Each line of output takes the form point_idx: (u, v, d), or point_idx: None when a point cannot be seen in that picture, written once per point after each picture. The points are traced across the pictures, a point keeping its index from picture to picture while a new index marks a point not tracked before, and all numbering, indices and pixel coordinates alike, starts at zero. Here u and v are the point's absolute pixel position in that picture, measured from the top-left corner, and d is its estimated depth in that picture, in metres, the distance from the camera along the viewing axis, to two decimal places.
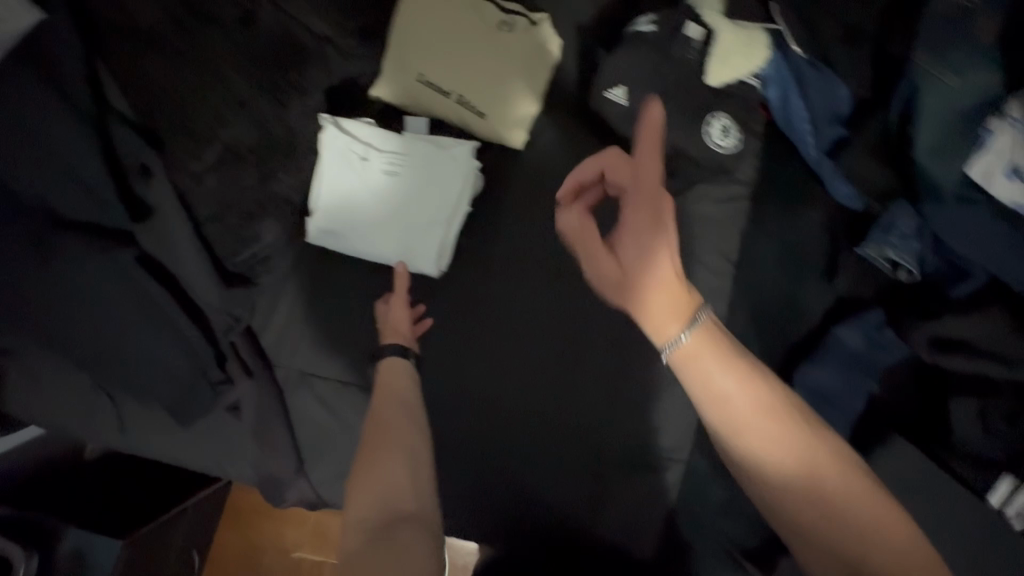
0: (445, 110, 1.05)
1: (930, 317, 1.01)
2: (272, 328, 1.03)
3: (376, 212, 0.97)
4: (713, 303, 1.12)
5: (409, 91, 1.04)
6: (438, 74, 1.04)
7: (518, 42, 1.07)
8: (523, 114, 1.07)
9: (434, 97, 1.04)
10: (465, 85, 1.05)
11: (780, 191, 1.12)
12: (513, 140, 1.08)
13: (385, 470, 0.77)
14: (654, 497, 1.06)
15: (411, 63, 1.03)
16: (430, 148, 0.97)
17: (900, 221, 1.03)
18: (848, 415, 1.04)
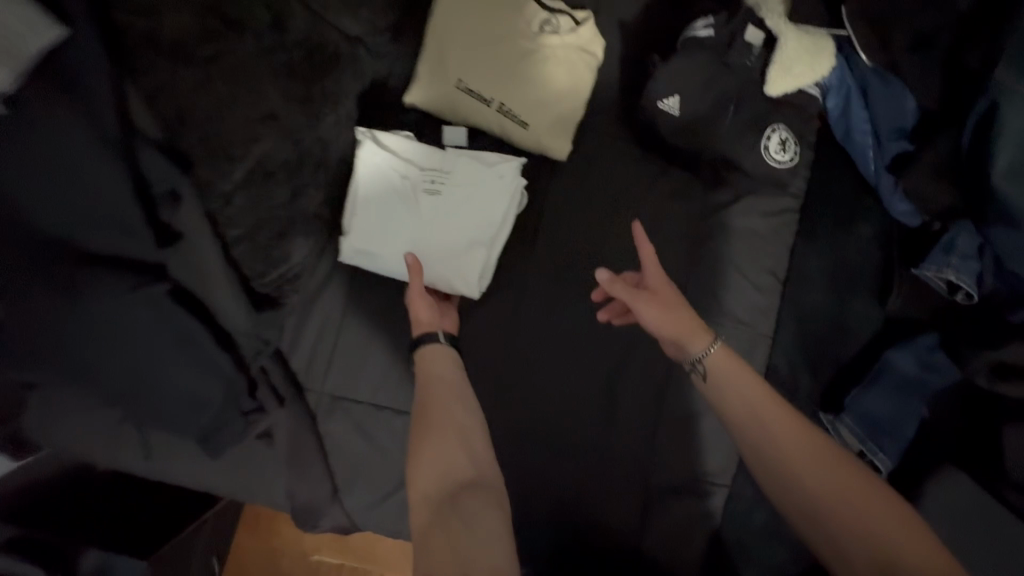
0: (484, 119, 0.98)
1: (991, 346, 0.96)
2: (305, 349, 0.99)
3: (413, 231, 0.91)
4: (761, 321, 1.07)
5: (447, 97, 0.97)
6: (478, 80, 0.97)
7: (565, 46, 0.99)
8: (567, 123, 1.00)
9: (474, 105, 0.97)
10: (506, 92, 0.98)
11: (830, 206, 1.09)
12: (556, 150, 1.00)
13: (439, 445, 0.75)
14: (699, 521, 1.03)
15: (450, 68, 0.97)
16: (475, 163, 0.93)
17: (961, 242, 0.98)
18: (899, 440, 1.01)
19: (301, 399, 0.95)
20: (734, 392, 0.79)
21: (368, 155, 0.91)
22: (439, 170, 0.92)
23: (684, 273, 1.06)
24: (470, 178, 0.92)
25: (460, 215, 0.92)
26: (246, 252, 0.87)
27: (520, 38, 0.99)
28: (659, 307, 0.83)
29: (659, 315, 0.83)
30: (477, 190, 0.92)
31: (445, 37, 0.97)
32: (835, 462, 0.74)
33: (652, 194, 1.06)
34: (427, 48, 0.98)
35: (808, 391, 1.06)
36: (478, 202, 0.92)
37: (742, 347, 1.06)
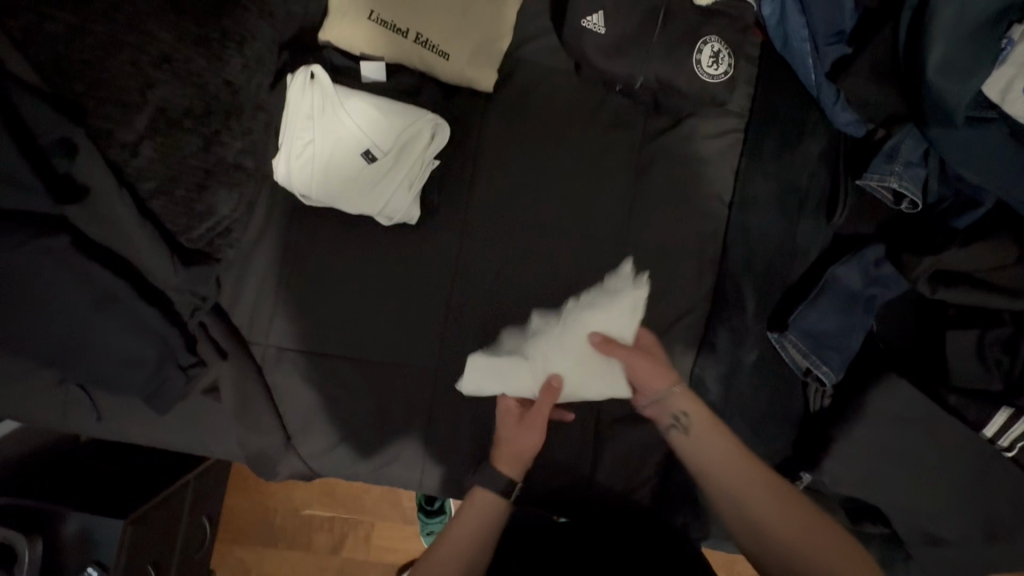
0: (404, 52, 0.94)
1: (932, 251, 0.94)
2: (246, 305, 0.99)
3: (536, 373, 0.93)
4: (705, 246, 1.08)
5: (361, 32, 0.93)
6: (393, 9, 0.93)
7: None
8: (493, 50, 0.96)
9: (389, 38, 0.93)
10: (423, 21, 0.93)
11: (771, 122, 1.06)
12: (481, 81, 0.96)
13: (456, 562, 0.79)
14: (653, 449, 1.06)
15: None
16: (394, 107, 0.92)
17: (904, 147, 0.96)
18: (846, 355, 1.00)
19: (244, 350, 0.96)
20: (712, 445, 0.86)
21: (296, 89, 0.90)
22: (356, 108, 0.91)
23: (625, 205, 1.06)
24: (385, 122, 0.92)
25: (372, 157, 0.92)
26: (164, 205, 0.85)
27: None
28: (654, 371, 0.91)
29: (663, 379, 0.90)
30: (390, 135, 0.92)
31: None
32: (798, 510, 0.81)
33: (587, 124, 1.06)
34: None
35: (754, 312, 1.06)
36: (389, 148, 0.92)
37: (687, 272, 1.07)
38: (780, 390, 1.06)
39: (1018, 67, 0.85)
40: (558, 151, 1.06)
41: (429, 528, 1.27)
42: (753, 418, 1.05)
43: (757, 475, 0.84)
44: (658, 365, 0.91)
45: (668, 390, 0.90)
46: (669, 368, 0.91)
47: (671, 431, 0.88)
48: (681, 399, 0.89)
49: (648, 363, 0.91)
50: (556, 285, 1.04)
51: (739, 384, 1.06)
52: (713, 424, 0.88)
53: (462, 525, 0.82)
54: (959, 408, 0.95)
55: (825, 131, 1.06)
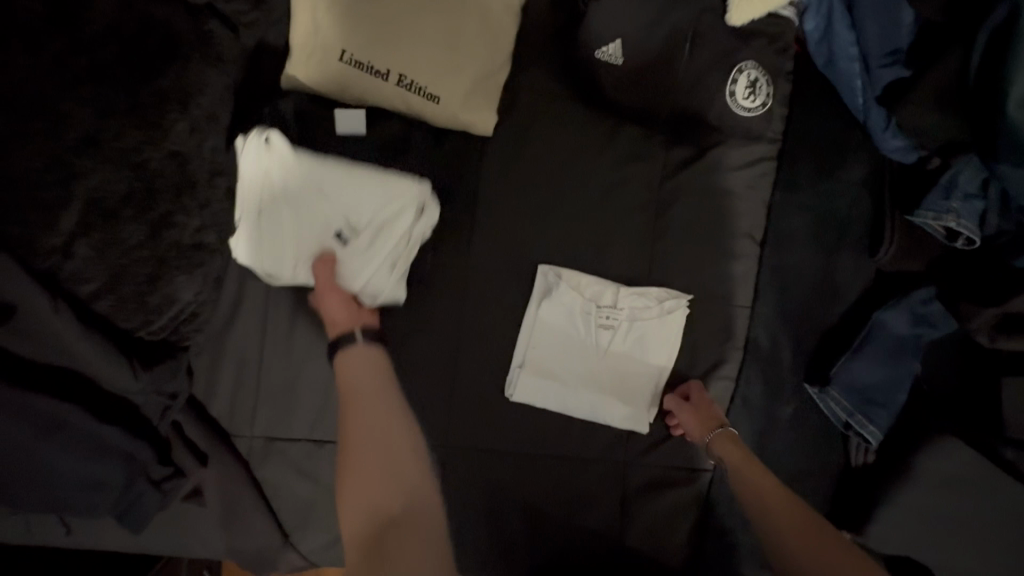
0: (385, 97, 0.80)
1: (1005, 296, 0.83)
2: (222, 392, 0.87)
3: (585, 407, 0.93)
4: (737, 292, 0.96)
5: (332, 78, 0.79)
6: (366, 47, 0.78)
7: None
8: (491, 89, 0.83)
9: (366, 81, 0.79)
10: (405, 58, 0.79)
11: (807, 148, 0.94)
12: (478, 124, 0.83)
13: (372, 492, 0.66)
14: (686, 514, 0.97)
15: (331, 38, 0.77)
16: (371, 179, 0.78)
17: (963, 178, 0.84)
18: (893, 409, 0.92)
19: (225, 450, 0.85)
20: (739, 470, 0.87)
21: (245, 155, 0.76)
22: (322, 179, 0.77)
23: (645, 249, 0.94)
24: (360, 198, 0.78)
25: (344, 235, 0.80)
26: (114, 305, 0.75)
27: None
28: (696, 420, 0.91)
29: (700, 427, 0.91)
30: (367, 208, 0.79)
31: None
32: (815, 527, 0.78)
33: (600, 159, 0.93)
34: (297, 8, 0.77)
35: (791, 362, 0.96)
36: (365, 226, 0.80)
37: (717, 321, 0.96)
38: (818, 442, 0.97)
39: None
40: (568, 188, 0.92)
41: None
42: (791, 474, 0.96)
43: (777, 489, 0.84)
44: (705, 412, 0.92)
45: (705, 437, 0.90)
46: (717, 411, 0.92)
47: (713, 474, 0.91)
48: (723, 446, 0.89)
49: (696, 413, 0.92)
50: (571, 346, 0.93)
51: (775, 439, 0.96)
52: (748, 458, 0.88)
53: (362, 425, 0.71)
54: (1016, 462, 0.87)
55: (869, 156, 0.94)
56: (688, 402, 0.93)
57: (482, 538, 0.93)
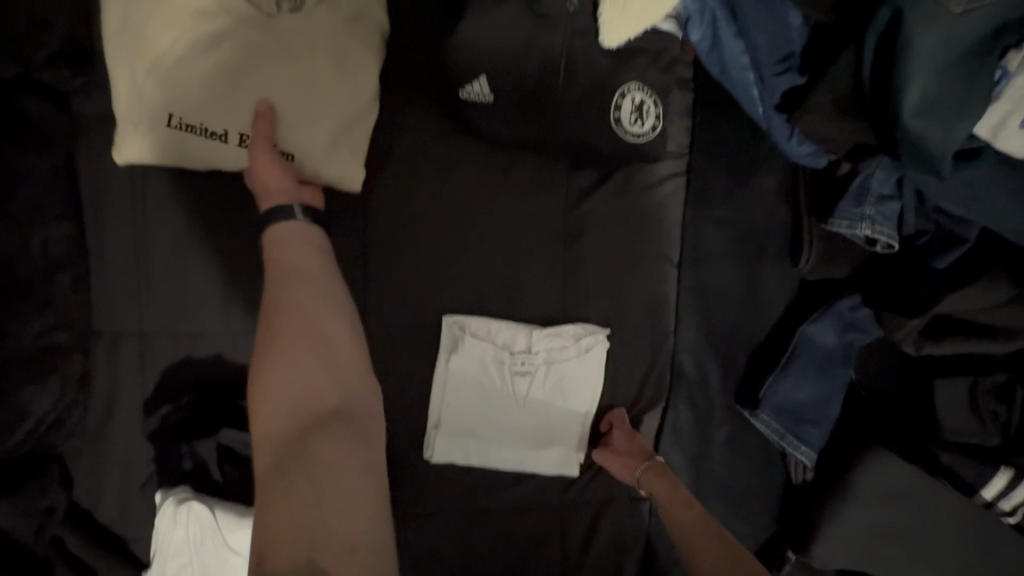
0: (228, 160, 0.72)
1: (934, 299, 0.80)
2: (110, 499, 0.79)
3: (509, 461, 0.88)
4: (658, 317, 0.92)
5: (163, 144, 0.69)
6: (202, 108, 0.69)
7: (320, 26, 0.72)
8: (356, 133, 0.75)
9: (203, 144, 0.70)
10: (246, 116, 0.70)
11: (718, 161, 0.89)
12: (345, 177, 0.75)
13: (298, 315, 0.64)
14: (632, 549, 0.93)
15: (154, 101, 0.68)
16: None
17: (874, 181, 0.80)
18: (825, 426, 0.89)
19: (119, 559, 0.77)
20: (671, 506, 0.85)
21: (162, 524, 0.68)
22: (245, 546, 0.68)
23: (558, 283, 0.89)
24: None
25: None
26: None
27: (248, 27, 0.69)
28: (616, 459, 0.88)
29: (625, 468, 0.88)
30: None
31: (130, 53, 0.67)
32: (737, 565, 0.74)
33: (498, 193, 0.86)
34: (112, 71, 0.67)
35: (721, 382, 0.92)
36: None
37: (640, 350, 0.92)
38: (759, 459, 0.94)
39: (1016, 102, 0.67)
40: (467, 227, 0.86)
41: None
42: (732, 495, 0.93)
43: (701, 520, 0.82)
44: (628, 449, 0.89)
45: (633, 477, 0.88)
46: (641, 445, 0.89)
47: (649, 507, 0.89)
48: (654, 483, 0.87)
49: (618, 453, 0.89)
50: (488, 398, 0.87)
51: (712, 462, 0.93)
52: (676, 492, 0.86)
53: (293, 256, 0.66)
54: (955, 468, 0.85)
55: (782, 162, 0.88)
56: (609, 442, 0.90)
57: None
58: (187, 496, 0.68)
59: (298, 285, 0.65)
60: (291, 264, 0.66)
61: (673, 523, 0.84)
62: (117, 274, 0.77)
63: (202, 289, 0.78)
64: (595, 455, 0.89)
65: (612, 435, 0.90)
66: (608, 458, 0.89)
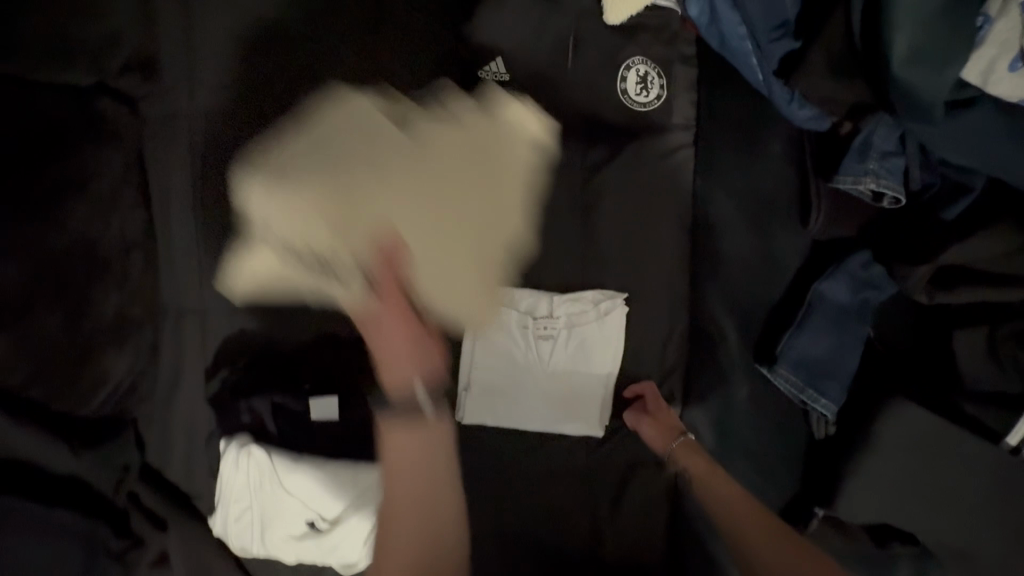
0: (314, 288, 0.78)
1: (945, 246, 0.82)
2: (176, 458, 0.87)
3: (537, 419, 0.93)
4: (674, 283, 0.96)
5: (280, 270, 0.78)
6: (314, 245, 0.74)
7: (466, 160, 0.78)
8: (481, 262, 0.79)
9: (314, 280, 0.76)
10: (356, 259, 0.74)
11: (725, 131, 0.93)
12: (465, 314, 0.80)
13: (416, 519, 0.66)
14: (660, 510, 0.96)
15: (276, 241, 0.76)
16: (339, 472, 0.78)
17: (877, 137, 0.83)
18: (844, 379, 0.91)
19: (183, 514, 0.85)
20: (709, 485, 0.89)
21: (227, 467, 0.76)
22: (297, 485, 0.76)
23: (576, 253, 0.94)
24: (327, 496, 0.77)
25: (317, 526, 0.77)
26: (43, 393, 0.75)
27: (384, 143, 0.75)
28: (654, 428, 0.92)
29: (662, 437, 0.92)
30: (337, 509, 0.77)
31: (260, 181, 0.74)
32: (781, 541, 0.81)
33: None
34: (247, 198, 0.74)
35: (738, 344, 0.96)
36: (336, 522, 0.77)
37: (658, 315, 0.96)
38: (780, 419, 0.96)
39: (999, 45, 0.71)
40: None
41: None
42: (754, 454, 0.96)
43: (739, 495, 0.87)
44: (663, 422, 0.92)
45: (668, 449, 0.91)
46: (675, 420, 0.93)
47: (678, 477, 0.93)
48: (694, 461, 0.90)
49: (652, 425, 0.92)
50: (514, 356, 0.93)
51: (734, 423, 0.96)
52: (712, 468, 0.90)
53: (383, 351, 0.71)
54: (980, 418, 0.86)
55: (785, 129, 0.93)
56: (647, 415, 0.93)
57: None
58: (246, 441, 0.76)
59: (433, 498, 0.67)
60: (385, 357, 0.71)
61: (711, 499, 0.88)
62: (180, 255, 0.86)
63: None
64: (631, 421, 0.93)
65: (650, 405, 0.94)
66: (647, 430, 0.92)
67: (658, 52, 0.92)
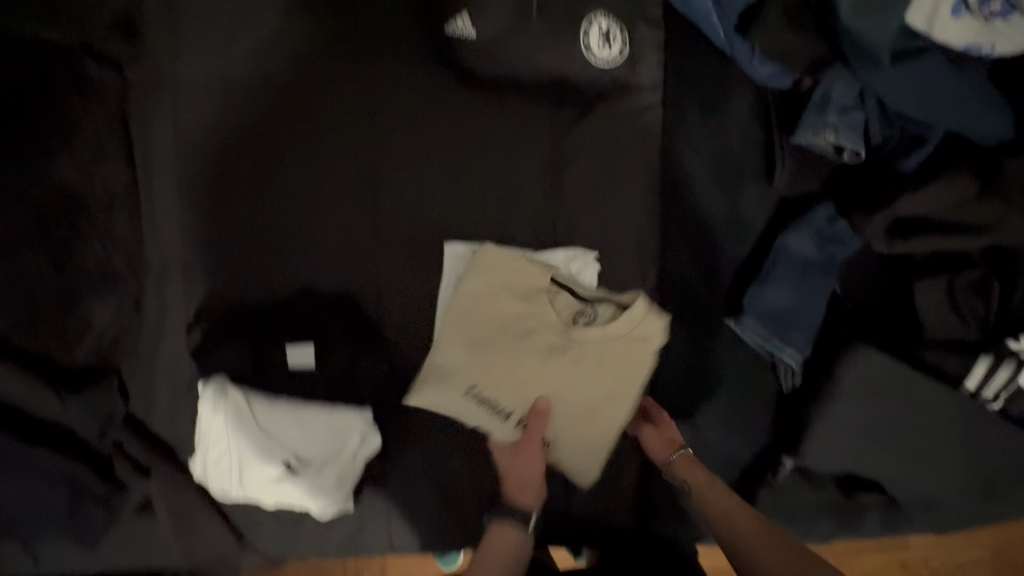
0: (466, 414, 0.89)
1: (904, 191, 0.86)
2: (158, 410, 0.89)
3: (501, 376, 0.89)
4: (646, 240, 0.97)
5: (469, 405, 0.89)
6: (494, 389, 0.89)
7: (601, 359, 0.90)
8: (598, 425, 0.91)
9: (492, 421, 0.89)
10: (517, 403, 0.89)
11: (693, 92, 0.96)
12: (582, 476, 0.93)
13: None
14: (631, 460, 0.99)
15: (457, 374, 0.88)
16: (314, 412, 0.82)
17: (835, 93, 0.86)
18: (809, 329, 0.92)
19: (166, 462, 0.87)
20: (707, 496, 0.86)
21: (204, 409, 0.79)
22: (274, 423, 0.80)
23: (548, 213, 0.96)
24: (304, 433, 0.81)
25: (293, 466, 0.80)
26: None
27: (638, 215, 0.97)
28: (655, 437, 0.93)
29: (662, 448, 0.92)
30: (315, 445, 0.81)
31: (448, 320, 0.88)
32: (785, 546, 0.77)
33: (491, 131, 0.95)
34: (456, 300, 0.89)
35: (708, 299, 0.98)
36: (314, 458, 0.81)
37: (632, 272, 0.97)
38: (748, 372, 0.99)
39: None
40: (463, 166, 0.95)
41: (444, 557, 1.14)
42: (724, 407, 0.99)
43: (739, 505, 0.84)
44: (664, 432, 0.93)
45: (667, 459, 0.91)
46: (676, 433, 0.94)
47: None
48: (694, 472, 0.89)
49: (650, 431, 0.94)
50: (483, 309, 0.88)
51: (705, 376, 0.98)
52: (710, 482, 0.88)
53: (521, 470, 0.89)
54: (941, 366, 0.87)
55: (751, 88, 0.95)
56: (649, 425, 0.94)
57: (435, 515, 0.95)
58: (223, 381, 0.80)
59: None
60: (520, 476, 0.88)
61: (708, 501, 0.86)
62: (161, 210, 0.88)
63: (238, 222, 0.91)
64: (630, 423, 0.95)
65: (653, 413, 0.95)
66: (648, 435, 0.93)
67: (626, 12, 0.94)
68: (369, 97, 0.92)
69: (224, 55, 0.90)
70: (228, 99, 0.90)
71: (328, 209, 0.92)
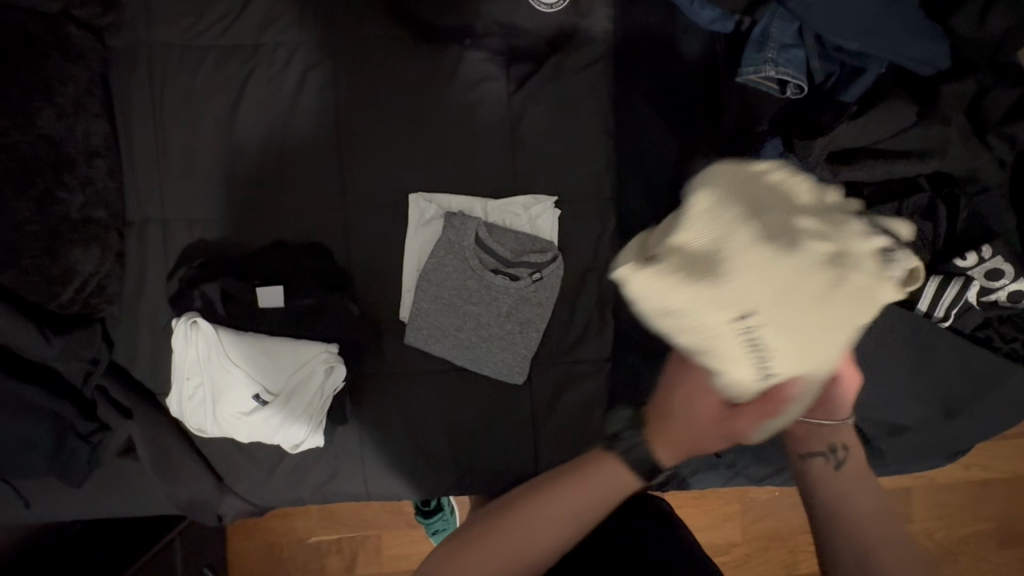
0: (734, 358, 0.62)
1: (846, 120, 0.87)
2: (142, 357, 0.95)
3: (734, 313, 0.61)
4: (599, 183, 1.02)
5: (733, 343, 0.62)
6: (716, 336, 0.63)
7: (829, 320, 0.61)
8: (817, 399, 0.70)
9: (748, 372, 0.62)
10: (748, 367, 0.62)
11: (641, 42, 1.01)
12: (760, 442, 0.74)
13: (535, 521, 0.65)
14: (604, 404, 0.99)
15: (755, 270, 0.61)
16: (281, 347, 0.87)
17: (774, 30, 0.90)
18: None
19: (147, 405, 0.93)
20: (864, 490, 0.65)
21: (182, 345, 0.85)
22: (243, 357, 0.85)
23: (508, 161, 1.01)
24: (273, 365, 0.86)
25: (262, 399, 0.85)
26: (17, 279, 0.81)
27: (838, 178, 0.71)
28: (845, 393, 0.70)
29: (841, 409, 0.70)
30: (281, 378, 0.86)
31: (431, 278, 0.95)
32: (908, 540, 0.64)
33: (451, 86, 1.00)
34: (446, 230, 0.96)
35: None
36: (282, 390, 0.86)
37: (591, 216, 1.01)
38: None
39: None
40: (426, 118, 0.99)
41: (434, 529, 1.14)
42: None
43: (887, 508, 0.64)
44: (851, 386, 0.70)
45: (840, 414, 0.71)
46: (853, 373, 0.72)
47: (817, 459, 0.68)
48: (847, 433, 0.70)
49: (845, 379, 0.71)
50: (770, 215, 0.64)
51: None
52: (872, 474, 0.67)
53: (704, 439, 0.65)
54: None
55: (695, 37, 1.00)
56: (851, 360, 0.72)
57: (409, 458, 0.97)
58: (194, 317, 0.85)
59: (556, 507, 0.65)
60: (704, 438, 0.65)
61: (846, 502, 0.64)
62: (143, 168, 0.96)
63: (212, 176, 0.96)
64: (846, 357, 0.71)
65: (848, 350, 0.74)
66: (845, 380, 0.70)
67: None
68: (333, 56, 0.98)
69: (197, 23, 0.97)
70: (202, 62, 0.97)
71: (298, 162, 0.97)
